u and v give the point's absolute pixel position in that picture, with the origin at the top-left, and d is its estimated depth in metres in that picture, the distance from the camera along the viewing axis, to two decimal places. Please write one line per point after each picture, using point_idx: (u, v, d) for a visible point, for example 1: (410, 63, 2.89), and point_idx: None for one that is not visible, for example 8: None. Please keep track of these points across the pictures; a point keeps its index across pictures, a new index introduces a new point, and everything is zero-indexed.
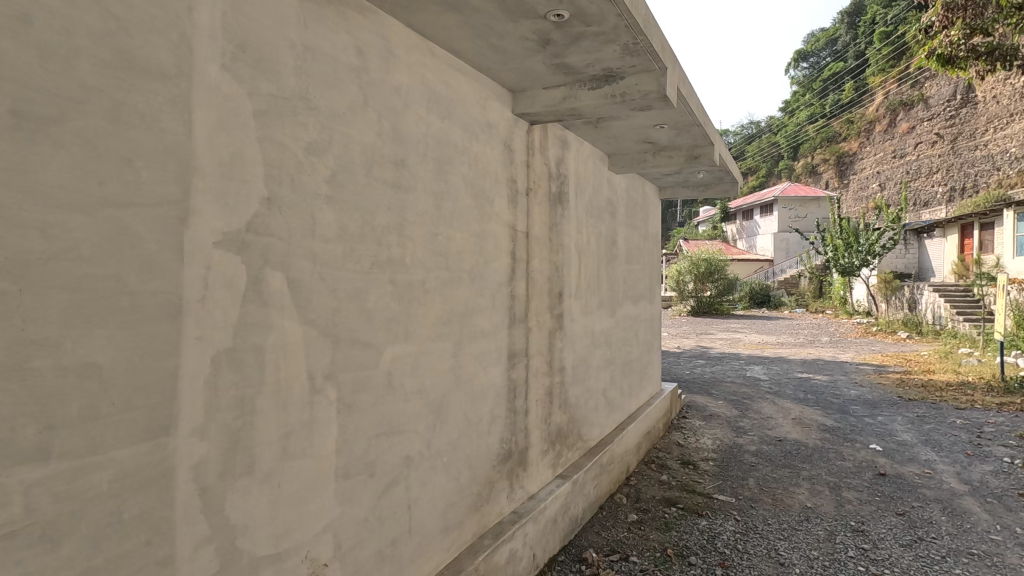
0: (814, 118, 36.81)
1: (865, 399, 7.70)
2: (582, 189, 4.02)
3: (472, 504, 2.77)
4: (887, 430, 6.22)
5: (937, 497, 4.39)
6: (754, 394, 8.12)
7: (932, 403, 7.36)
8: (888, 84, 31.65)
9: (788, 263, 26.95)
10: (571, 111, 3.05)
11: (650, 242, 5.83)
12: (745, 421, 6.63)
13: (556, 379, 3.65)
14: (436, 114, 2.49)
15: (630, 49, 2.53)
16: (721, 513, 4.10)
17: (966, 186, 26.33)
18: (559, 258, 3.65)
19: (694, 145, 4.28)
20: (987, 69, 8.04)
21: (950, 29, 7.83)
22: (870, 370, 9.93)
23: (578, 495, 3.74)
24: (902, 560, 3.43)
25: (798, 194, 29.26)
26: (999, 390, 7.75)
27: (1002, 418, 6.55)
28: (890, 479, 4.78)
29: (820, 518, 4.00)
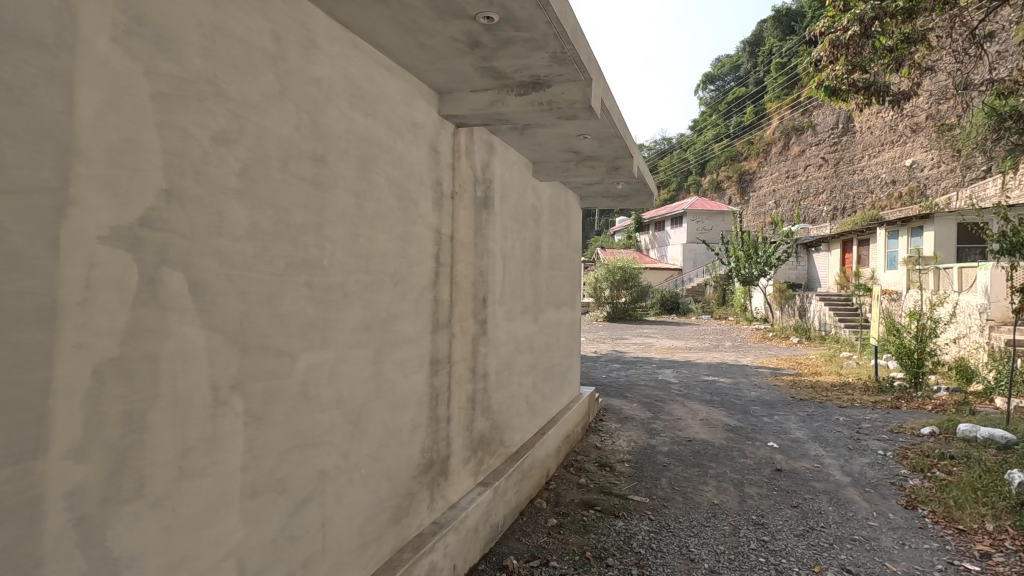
0: (719, 137, 39.58)
1: (763, 399, 8.33)
2: (508, 194, 4.02)
3: (391, 517, 2.67)
4: (782, 428, 6.75)
5: (825, 488, 4.81)
6: (665, 396, 8.53)
7: (820, 402, 8.09)
8: (783, 111, 34.74)
9: (696, 273, 28.68)
10: (499, 116, 3.05)
11: (572, 249, 5.95)
12: (658, 423, 6.94)
13: (479, 385, 3.61)
14: (360, 109, 2.38)
15: (558, 58, 2.56)
16: (636, 513, 4.24)
17: (847, 207, 29.42)
18: (484, 263, 3.62)
19: (614, 157, 4.38)
20: (864, 102, 9.07)
21: (835, 64, 8.72)
22: (767, 372, 10.75)
23: (499, 502, 3.71)
24: (796, 549, 3.71)
25: (705, 207, 31.20)
26: (874, 389, 8.66)
27: (877, 414, 7.32)
28: (786, 474, 5.17)
29: (726, 514, 4.24)
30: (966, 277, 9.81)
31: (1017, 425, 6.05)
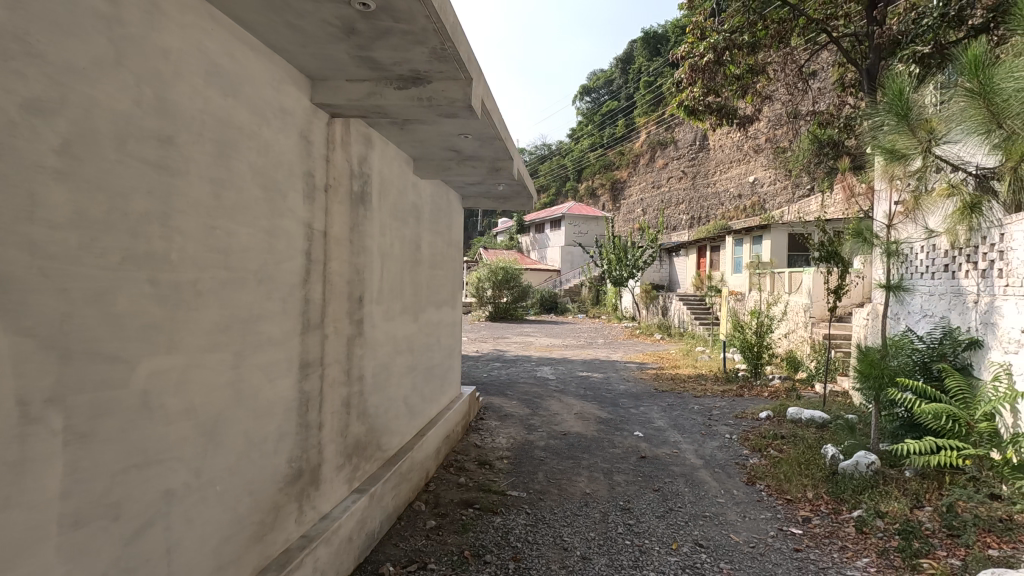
0: (594, 147, 41.93)
1: (631, 392, 8.96)
2: (386, 190, 3.89)
3: (253, 535, 2.45)
4: (646, 418, 7.32)
5: (682, 471, 5.30)
6: (543, 392, 8.83)
7: (678, 393, 8.88)
8: (650, 125, 37.68)
9: (572, 275, 30.10)
10: (376, 108, 2.95)
11: (453, 249, 5.93)
12: (536, 419, 7.17)
13: (354, 389, 3.45)
14: (218, 88, 2.16)
15: (438, 54, 2.53)
16: (514, 508, 4.33)
17: (702, 216, 32.65)
18: (360, 261, 3.47)
19: (495, 159, 4.43)
20: (717, 123, 10.12)
21: (694, 87, 9.63)
22: (634, 367, 11.59)
23: (375, 508, 3.58)
24: (657, 530, 4.03)
25: (581, 211, 32.82)
26: (722, 379, 9.72)
27: (724, 402, 8.21)
28: (649, 461, 5.60)
29: (596, 502, 4.49)
30: (794, 280, 11.44)
31: (831, 407, 7.11)
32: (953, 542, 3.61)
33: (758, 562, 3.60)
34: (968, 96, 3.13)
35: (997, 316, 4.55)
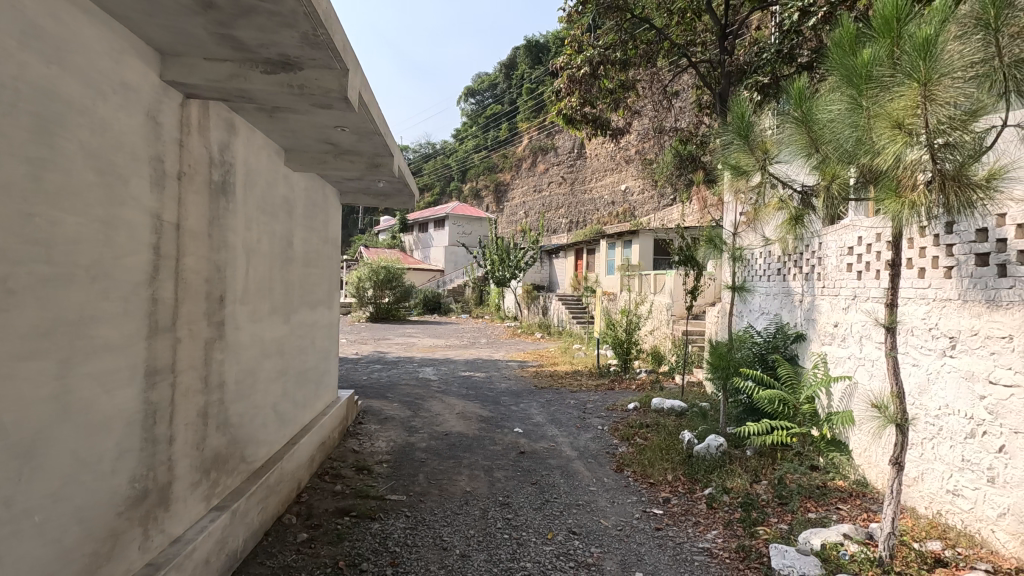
0: (478, 148, 42.35)
1: (512, 390, 9.18)
2: (253, 181, 3.61)
3: (84, 568, 2.14)
4: (526, 414, 7.55)
5: (558, 463, 5.54)
6: (425, 393, 8.74)
7: (556, 389, 9.27)
8: (532, 131, 38.90)
9: (456, 275, 30.14)
10: (240, 92, 2.72)
11: (329, 246, 5.65)
12: (417, 420, 7.07)
13: (213, 397, 3.15)
14: (37, 54, 1.86)
15: (309, 40, 2.39)
16: (393, 513, 4.24)
17: (579, 221, 34.36)
18: (220, 257, 3.18)
19: (374, 154, 4.29)
20: (592, 132, 10.72)
21: (572, 97, 10.11)
22: (515, 365, 11.88)
23: (239, 525, 3.30)
24: (533, 521, 4.17)
25: (465, 212, 32.94)
26: (596, 374, 10.31)
27: (598, 396, 8.72)
28: (528, 455, 5.77)
29: (476, 499, 4.54)
30: (659, 282, 12.48)
31: (688, 396, 7.86)
32: (782, 508, 4.17)
33: (624, 543, 3.87)
34: (794, 122, 3.65)
35: (816, 313, 5.33)
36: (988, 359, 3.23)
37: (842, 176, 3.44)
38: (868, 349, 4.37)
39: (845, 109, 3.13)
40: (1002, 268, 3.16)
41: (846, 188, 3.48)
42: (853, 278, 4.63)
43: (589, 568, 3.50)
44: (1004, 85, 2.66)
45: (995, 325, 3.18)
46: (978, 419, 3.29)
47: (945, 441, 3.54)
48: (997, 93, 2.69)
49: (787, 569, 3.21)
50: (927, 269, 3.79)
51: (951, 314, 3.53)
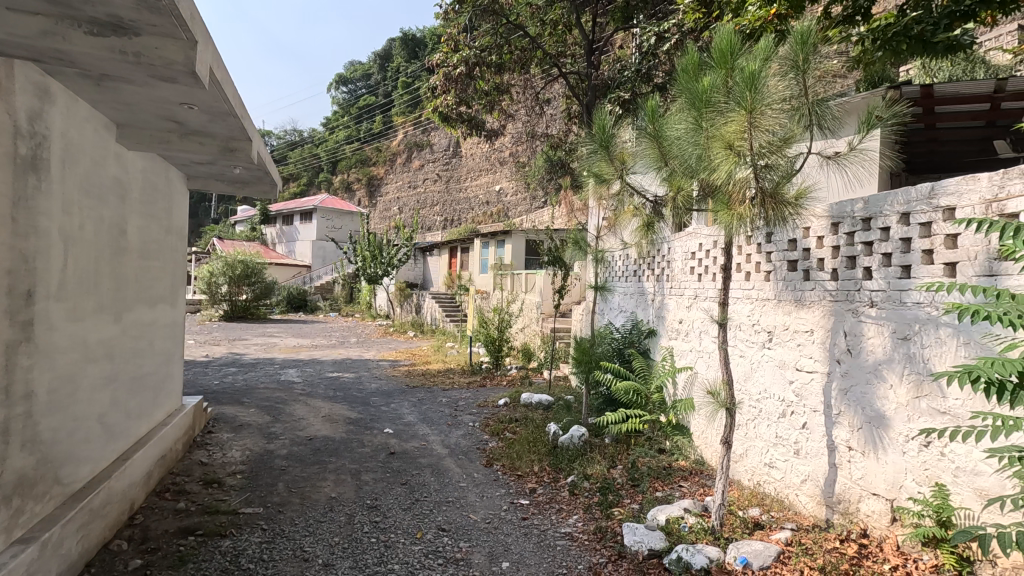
0: (350, 139, 40.56)
1: (382, 390, 8.94)
2: (73, 159, 3.11)
3: None
4: (396, 414, 7.39)
5: (429, 462, 5.51)
6: (286, 397, 8.17)
7: (428, 388, 9.20)
8: (407, 125, 38.16)
9: (324, 271, 28.59)
10: (55, 52, 2.38)
11: (173, 236, 5.05)
12: (278, 426, 6.60)
13: (16, 411, 2.66)
14: None
15: (147, 4, 2.12)
16: (247, 527, 3.91)
17: (454, 219, 34.40)
18: (27, 245, 2.69)
19: (229, 137, 3.92)
20: (467, 132, 10.80)
21: (448, 95, 10.07)
22: (386, 365, 11.57)
23: (51, 559, 2.83)
24: (402, 523, 4.10)
25: (335, 205, 31.38)
26: (469, 372, 10.42)
27: (469, 393, 8.81)
28: (398, 456, 5.67)
29: (342, 505, 4.36)
30: (529, 281, 12.94)
31: (555, 390, 8.25)
32: (634, 490, 4.56)
33: (492, 535, 3.96)
34: (647, 137, 4.00)
35: (665, 311, 5.89)
36: (795, 349, 3.82)
37: (686, 189, 3.85)
38: (706, 342, 4.93)
39: (688, 129, 3.50)
40: (806, 272, 3.76)
41: (689, 199, 3.90)
42: (695, 280, 5.20)
43: (457, 563, 3.54)
44: (809, 118, 3.18)
45: (801, 321, 3.77)
46: (788, 401, 3.88)
47: (764, 421, 4.12)
48: (804, 124, 3.20)
49: (637, 545, 3.51)
50: (752, 273, 4.38)
51: (769, 311, 4.11)
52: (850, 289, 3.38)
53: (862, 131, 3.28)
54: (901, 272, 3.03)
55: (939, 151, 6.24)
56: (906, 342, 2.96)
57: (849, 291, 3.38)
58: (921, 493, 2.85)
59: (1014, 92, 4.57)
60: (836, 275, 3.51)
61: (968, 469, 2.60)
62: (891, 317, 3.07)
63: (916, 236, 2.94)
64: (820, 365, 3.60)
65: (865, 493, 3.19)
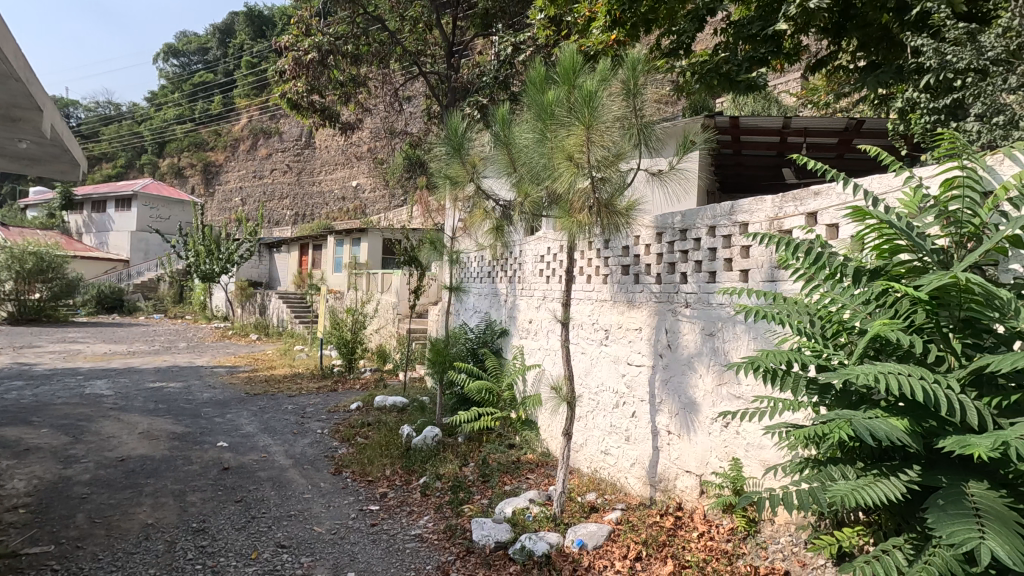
0: (182, 119, 36.10)
1: (216, 400, 8.09)
2: None
3: None
4: (233, 425, 6.74)
5: (269, 475, 5.11)
6: (93, 413, 7.02)
7: (271, 395, 8.52)
8: (252, 110, 35.00)
9: (146, 267, 25.10)
10: None
11: None
12: (80, 447, 5.64)
13: None
14: None
15: None
16: (32, 571, 3.29)
17: (306, 214, 32.30)
18: None
19: (9, 104, 3.27)
20: (320, 123, 10.22)
21: (298, 81, 9.42)
22: (222, 372, 10.49)
23: None
24: (234, 544, 3.75)
25: (162, 192, 27.71)
26: (319, 376, 9.86)
27: (319, 398, 8.35)
28: (233, 471, 5.18)
29: (161, 531, 3.87)
30: (386, 281, 12.62)
31: (410, 392, 8.15)
32: (485, 485, 4.68)
33: (337, 545, 3.80)
34: (497, 142, 4.15)
35: (517, 311, 6.13)
36: (626, 346, 4.21)
37: (532, 195, 4.06)
38: (552, 341, 5.23)
39: (534, 138, 3.69)
40: (636, 276, 4.18)
41: (536, 205, 4.12)
42: (543, 282, 5.50)
43: None
44: (637, 138, 3.54)
45: (631, 320, 4.17)
46: (621, 393, 4.26)
47: (600, 412, 4.48)
48: (632, 143, 3.55)
49: (485, 539, 3.61)
50: (592, 276, 4.74)
51: (606, 311, 4.49)
52: (670, 292, 3.82)
53: (680, 153, 3.72)
54: (708, 277, 3.51)
55: (744, 174, 7.29)
56: (712, 337, 3.43)
57: (669, 294, 3.83)
58: (722, 468, 3.31)
59: (797, 129, 5.49)
60: (660, 279, 3.94)
61: (756, 444, 3.09)
62: (700, 316, 3.53)
63: (720, 246, 3.42)
64: (646, 359, 4.01)
65: (680, 471, 3.64)
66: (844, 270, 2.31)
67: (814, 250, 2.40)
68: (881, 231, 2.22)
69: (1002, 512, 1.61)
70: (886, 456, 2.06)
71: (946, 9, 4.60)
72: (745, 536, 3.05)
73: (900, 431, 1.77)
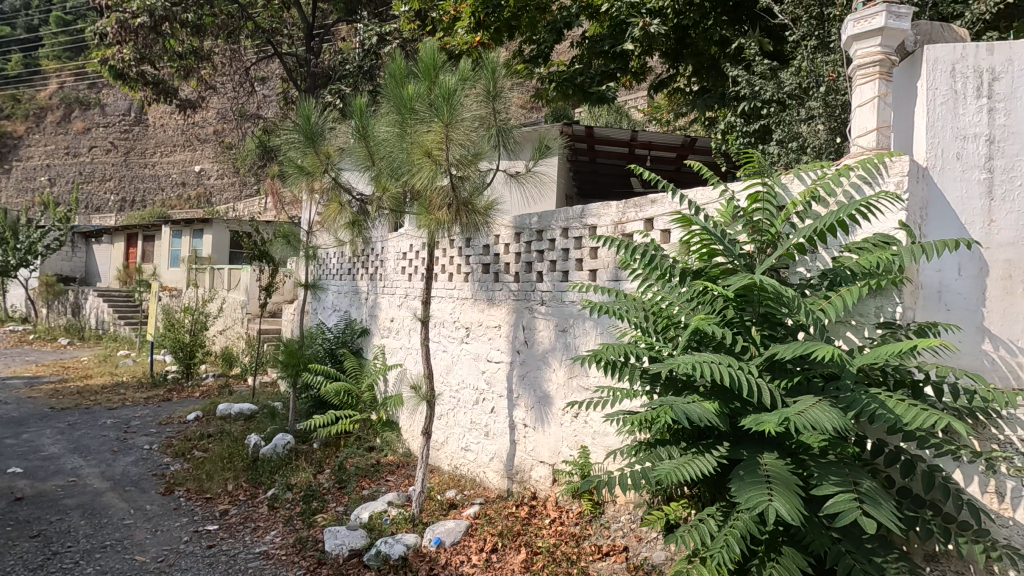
0: None
1: (8, 418, 6.74)
2: None
3: None
4: (31, 447, 5.67)
5: (79, 502, 4.39)
6: None
7: (84, 409, 7.32)
8: (64, 75, 29.80)
9: None
10: None
11: None
12: None
13: None
14: None
15: None
16: None
17: (136, 200, 28.27)
18: None
19: None
20: (153, 97, 9.02)
21: (123, 48, 8.22)
22: (17, 384, 8.77)
23: None
24: None
25: None
26: (148, 385, 8.68)
27: (147, 410, 7.35)
28: (29, 501, 4.36)
29: None
30: (233, 278, 11.50)
31: (259, 398, 7.49)
32: (341, 492, 4.46)
33: None
34: (355, 134, 3.99)
35: (378, 310, 5.95)
36: (486, 343, 4.29)
37: (391, 191, 3.98)
38: (413, 339, 5.15)
39: (392, 132, 3.61)
40: (496, 275, 4.28)
41: (394, 201, 4.04)
42: (406, 280, 5.40)
43: None
44: (496, 139, 3.62)
45: (491, 317, 4.26)
46: (481, 390, 4.33)
47: (461, 409, 4.51)
48: (491, 144, 3.63)
49: (338, 548, 3.44)
50: (454, 274, 4.76)
51: (467, 309, 4.53)
52: (527, 290, 3.97)
53: (536, 157, 3.88)
54: (562, 277, 3.70)
55: (598, 180, 7.81)
56: (565, 333, 3.62)
57: (526, 292, 3.97)
58: (572, 456, 3.52)
59: (643, 142, 6.00)
60: (518, 278, 4.07)
61: (601, 432, 3.33)
62: (554, 313, 3.71)
63: (572, 247, 3.62)
64: (504, 355, 4.12)
65: (535, 462, 3.80)
66: (672, 271, 2.57)
67: (649, 252, 2.63)
68: (701, 237, 2.51)
69: (786, 476, 1.90)
70: (703, 435, 2.34)
71: (756, 47, 5.35)
72: (591, 518, 3.28)
73: (712, 413, 2.02)
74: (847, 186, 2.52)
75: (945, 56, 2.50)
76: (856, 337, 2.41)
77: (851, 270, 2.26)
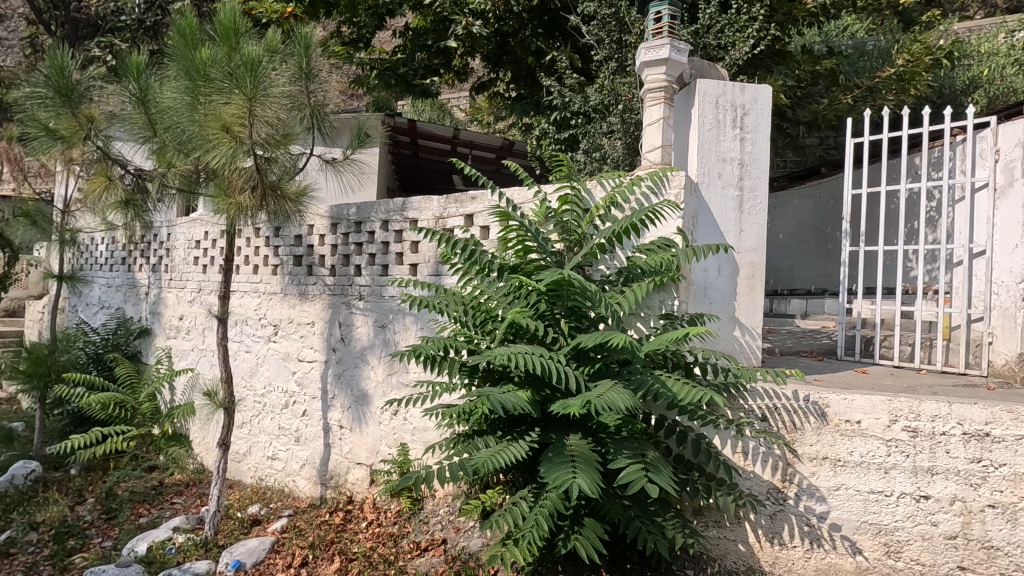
0: None
1: None
2: None
3: None
4: None
5: None
6: None
7: None
8: None
9: None
10: None
11: None
12: None
13: None
14: None
15: None
16: None
17: None
18: None
19: None
20: None
21: None
22: None
23: None
24: None
25: None
26: None
27: None
28: None
29: None
30: None
31: None
32: (109, 524, 3.74)
33: None
34: (130, 98, 3.37)
35: (162, 306, 5.11)
36: (297, 341, 3.95)
37: (178, 166, 3.44)
38: (208, 340, 4.54)
39: (179, 98, 3.11)
40: (309, 268, 3.98)
41: (182, 178, 3.50)
42: (199, 272, 4.72)
43: None
44: (309, 120, 3.36)
45: (303, 313, 3.93)
46: (291, 392, 3.97)
47: (267, 415, 4.10)
48: (304, 125, 3.35)
49: None
50: (260, 266, 4.30)
51: (275, 305, 4.11)
52: (344, 284, 3.75)
53: (354, 144, 3.68)
54: (381, 271, 3.58)
55: (419, 175, 7.73)
56: (383, 330, 3.51)
57: (343, 286, 3.76)
58: (391, 454, 3.44)
59: (464, 141, 6.09)
60: (334, 271, 3.84)
61: (421, 428, 3.32)
62: (373, 309, 3.57)
63: (392, 241, 3.53)
64: (318, 354, 3.84)
65: (352, 464, 3.63)
66: (491, 266, 2.65)
67: (469, 247, 2.67)
68: (519, 235, 2.62)
69: (587, 455, 2.09)
70: (517, 423, 2.44)
71: (566, 61, 5.77)
72: (410, 515, 3.23)
73: (525, 401, 2.12)
74: (639, 193, 2.83)
75: (712, 89, 2.94)
76: (645, 327, 2.75)
77: (640, 268, 2.57)
